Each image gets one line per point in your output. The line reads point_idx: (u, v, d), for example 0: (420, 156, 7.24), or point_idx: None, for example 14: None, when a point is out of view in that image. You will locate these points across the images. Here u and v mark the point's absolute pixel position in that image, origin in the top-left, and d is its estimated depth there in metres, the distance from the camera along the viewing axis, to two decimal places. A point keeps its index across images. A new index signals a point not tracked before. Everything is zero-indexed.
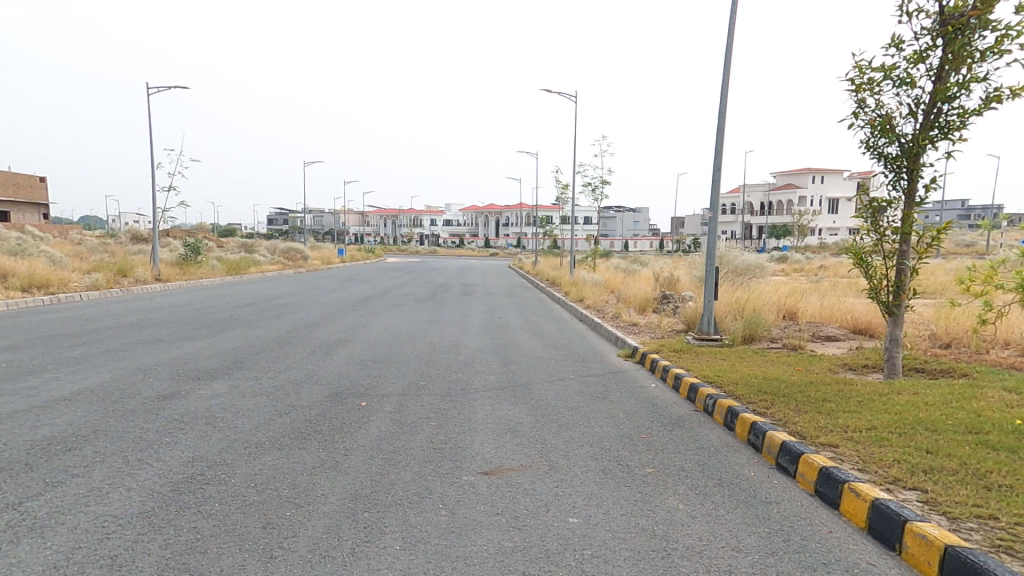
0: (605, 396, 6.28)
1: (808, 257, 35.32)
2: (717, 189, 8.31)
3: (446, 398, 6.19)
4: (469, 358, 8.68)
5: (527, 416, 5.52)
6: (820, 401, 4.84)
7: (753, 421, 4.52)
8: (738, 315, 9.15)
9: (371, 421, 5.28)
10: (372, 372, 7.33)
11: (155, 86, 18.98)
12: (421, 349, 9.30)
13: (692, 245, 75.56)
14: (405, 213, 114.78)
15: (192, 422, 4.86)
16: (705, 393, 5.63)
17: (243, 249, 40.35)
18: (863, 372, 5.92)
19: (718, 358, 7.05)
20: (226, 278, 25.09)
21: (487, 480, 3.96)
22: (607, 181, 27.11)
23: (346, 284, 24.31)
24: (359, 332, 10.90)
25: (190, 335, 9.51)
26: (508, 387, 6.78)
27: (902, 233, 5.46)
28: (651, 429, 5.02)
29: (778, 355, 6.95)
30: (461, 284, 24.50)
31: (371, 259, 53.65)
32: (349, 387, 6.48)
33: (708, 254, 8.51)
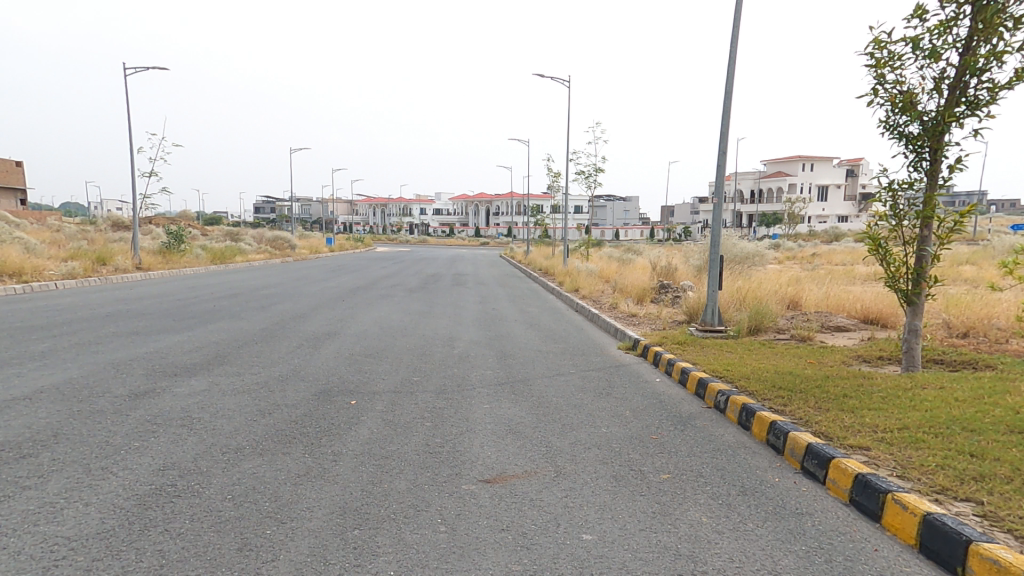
0: (609, 392, 5.96)
1: (799, 244, 35.46)
2: (722, 175, 7.94)
3: (441, 396, 5.83)
4: (464, 351, 8.32)
5: (528, 415, 5.19)
6: (841, 397, 4.55)
7: (773, 420, 4.21)
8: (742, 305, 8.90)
9: (362, 421, 4.92)
10: (362, 368, 6.95)
11: (130, 67, 18.24)
12: (414, 343, 8.92)
13: (683, 233, 75.68)
14: (394, 202, 113.62)
15: (165, 423, 4.45)
16: (715, 389, 5.32)
17: (229, 238, 39.46)
18: (878, 364, 5.67)
19: (724, 351, 6.78)
20: (210, 268, 24.36)
21: (490, 489, 3.60)
22: (600, 168, 26.84)
23: (335, 274, 23.75)
24: (348, 323, 10.48)
25: (170, 328, 9.02)
26: (507, 382, 6.45)
27: (923, 217, 5.15)
28: (662, 429, 4.69)
29: (787, 347, 6.67)
30: (452, 274, 24.08)
31: (360, 248, 52.84)
32: (338, 384, 6.11)
33: (713, 242, 8.19)
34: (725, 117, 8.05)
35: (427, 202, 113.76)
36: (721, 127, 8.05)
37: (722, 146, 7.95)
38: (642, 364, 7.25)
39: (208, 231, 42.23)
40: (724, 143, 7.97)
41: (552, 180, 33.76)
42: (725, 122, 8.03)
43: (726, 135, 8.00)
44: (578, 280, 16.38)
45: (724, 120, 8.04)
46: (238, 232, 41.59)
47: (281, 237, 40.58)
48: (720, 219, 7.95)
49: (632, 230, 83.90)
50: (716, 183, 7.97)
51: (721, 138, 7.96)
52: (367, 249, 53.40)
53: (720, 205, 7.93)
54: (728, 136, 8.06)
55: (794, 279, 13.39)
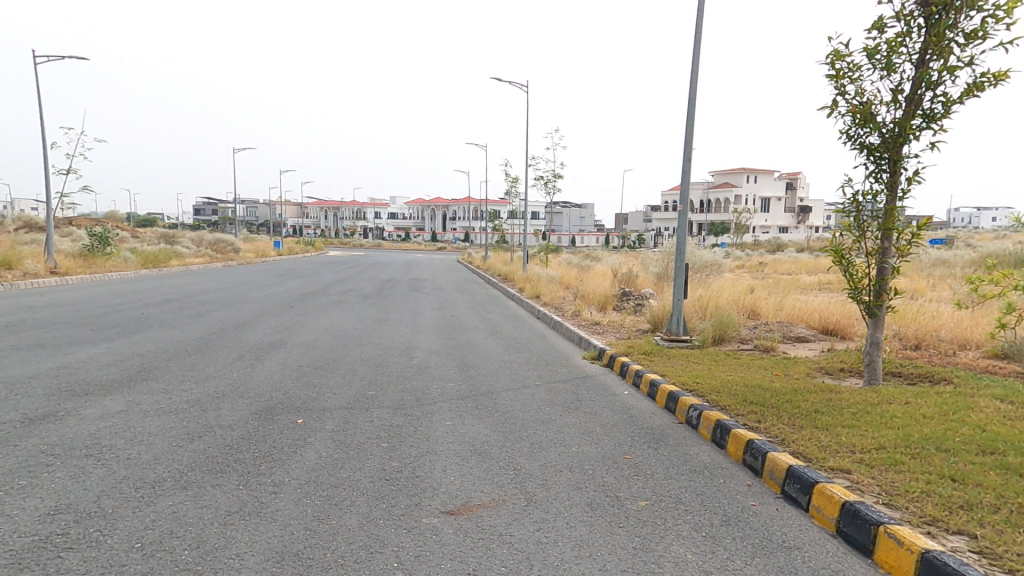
0: (577, 407, 5.70)
1: (746, 253, 36.97)
2: (686, 184, 7.88)
3: (399, 413, 5.36)
4: (423, 362, 7.86)
5: (493, 434, 4.83)
6: (813, 411, 4.45)
7: (749, 439, 4.04)
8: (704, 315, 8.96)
9: (309, 441, 4.39)
10: (309, 381, 6.36)
11: (49, 53, 16.69)
12: (368, 353, 8.36)
13: (637, 241, 77.59)
14: (348, 205, 110.57)
15: (67, 453, 3.79)
16: (687, 403, 5.17)
17: (164, 240, 36.93)
18: (840, 376, 5.69)
19: (692, 363, 6.76)
20: (141, 272, 22.55)
21: (453, 523, 3.20)
22: (558, 175, 26.98)
23: (282, 279, 22.53)
24: (296, 333, 9.77)
25: (87, 338, 8.07)
26: (469, 397, 6.07)
27: (885, 229, 5.17)
28: (635, 448, 4.44)
29: (752, 358, 6.65)
30: (408, 280, 23.37)
31: (310, 252, 50.87)
32: (282, 399, 5.53)
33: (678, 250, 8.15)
34: (687, 126, 8.01)
35: (382, 205, 111.43)
36: (685, 136, 8.01)
37: (686, 155, 7.89)
38: (609, 377, 7.05)
39: (141, 232, 39.43)
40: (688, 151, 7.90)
41: (509, 185, 33.66)
42: (688, 131, 7.99)
43: (689, 144, 7.96)
44: (538, 286, 16.19)
45: (687, 128, 8.00)
46: (174, 234, 39.03)
47: (224, 239, 38.40)
48: (685, 228, 7.89)
49: (588, 237, 85.26)
50: (681, 191, 7.90)
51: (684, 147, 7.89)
52: (318, 253, 51.48)
53: (685, 214, 7.87)
54: (691, 145, 8.02)
55: (749, 287, 13.69)
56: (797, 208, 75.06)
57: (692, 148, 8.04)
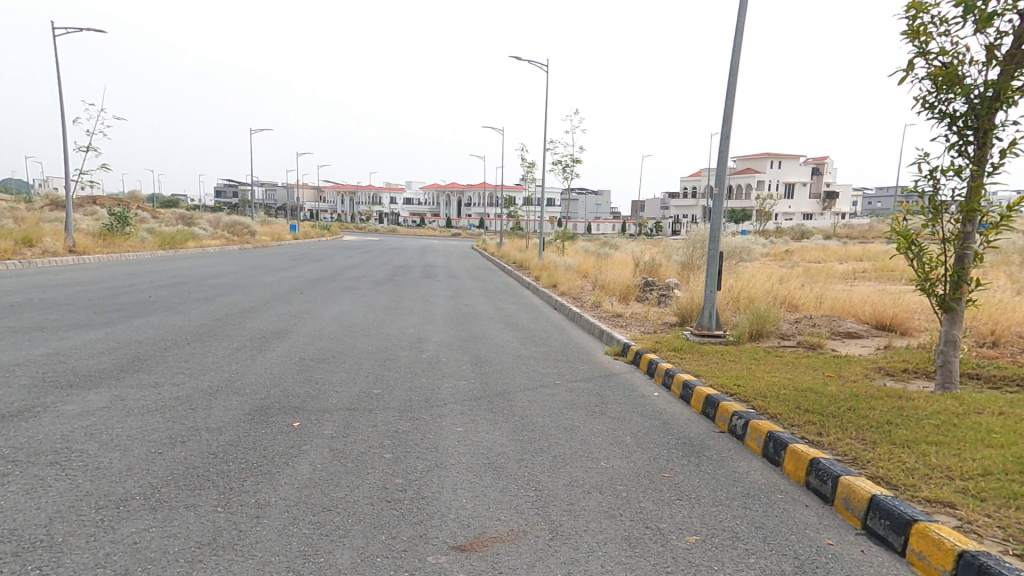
0: (603, 412, 5.13)
1: (768, 242, 35.84)
2: (723, 163, 7.15)
3: (405, 417, 4.84)
4: (434, 357, 7.33)
5: (511, 443, 4.29)
6: (885, 423, 3.81)
7: (813, 457, 3.42)
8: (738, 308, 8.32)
9: (303, 448, 3.89)
10: (312, 377, 5.86)
11: (61, 29, 16.41)
12: (377, 345, 7.87)
13: (654, 229, 76.29)
14: (363, 190, 110.45)
15: (29, 460, 3.32)
16: (729, 410, 4.55)
17: (181, 222, 36.94)
18: (904, 378, 5.03)
19: (728, 361, 6.12)
20: (155, 253, 22.41)
21: (465, 564, 2.66)
22: (577, 159, 26.22)
23: (295, 263, 22.19)
24: (304, 320, 9.32)
25: (87, 322, 7.69)
26: (484, 397, 5.54)
27: (968, 211, 4.43)
28: (675, 464, 3.86)
29: (797, 357, 6.01)
30: (422, 266, 22.94)
31: (326, 237, 50.74)
32: (280, 396, 5.06)
33: (712, 237, 7.46)
34: (728, 100, 7.26)
35: (397, 191, 111.20)
36: (724, 111, 7.26)
37: (725, 132, 7.15)
38: (635, 376, 6.45)
39: (160, 214, 39.50)
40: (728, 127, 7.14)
41: (527, 170, 32.95)
42: (728, 105, 7.24)
43: (729, 120, 7.21)
44: (556, 275, 15.57)
45: (728, 102, 7.25)
46: (192, 216, 39.04)
47: (239, 222, 38.29)
48: (721, 212, 7.18)
49: (605, 224, 84.07)
50: (716, 171, 7.19)
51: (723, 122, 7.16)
52: (334, 238, 51.34)
53: (721, 197, 7.16)
54: (730, 121, 7.27)
55: (780, 276, 12.96)
56: (821, 195, 72.89)
57: (732, 125, 7.30)
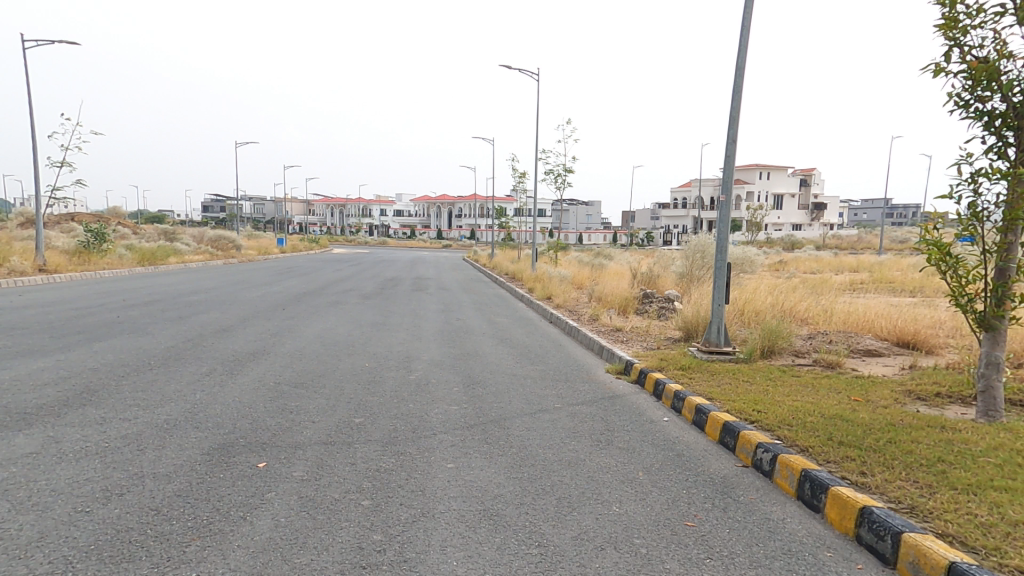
0: (610, 442, 4.62)
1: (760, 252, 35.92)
2: (730, 169, 6.72)
3: (388, 452, 4.28)
4: (423, 379, 6.77)
5: (508, 484, 3.75)
6: (937, 462, 3.34)
7: (865, 506, 2.92)
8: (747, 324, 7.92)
9: (266, 496, 3.32)
10: (285, 405, 5.29)
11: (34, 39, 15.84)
12: (360, 366, 7.29)
13: (646, 239, 76.44)
14: (353, 202, 109.85)
15: None
16: (752, 441, 4.04)
17: (165, 236, 36.10)
18: (938, 404, 4.58)
19: (742, 382, 5.63)
20: (134, 269, 21.62)
21: None
22: (570, 169, 25.96)
23: (279, 278, 21.51)
24: (283, 340, 8.74)
25: (42, 347, 7.05)
26: (476, 426, 5.01)
27: (1011, 220, 4.00)
28: (699, 509, 3.34)
29: (816, 378, 5.54)
30: (412, 278, 22.38)
31: (314, 250, 49.99)
32: (247, 429, 4.50)
33: (719, 247, 7.01)
34: (734, 102, 6.83)
35: (388, 203, 110.82)
36: (730, 114, 6.83)
37: (732, 136, 6.71)
38: (641, 398, 5.95)
39: (142, 229, 38.62)
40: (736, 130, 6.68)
41: (517, 181, 32.62)
42: (735, 107, 6.81)
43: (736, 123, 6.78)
44: (550, 287, 15.14)
45: (734, 104, 6.81)
46: (175, 230, 38.20)
47: (224, 236, 37.51)
48: (728, 222, 6.75)
49: (596, 235, 84.11)
50: (724, 178, 6.76)
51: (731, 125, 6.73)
52: (323, 251, 50.60)
53: (729, 205, 6.72)
54: (736, 124, 6.85)
55: (782, 288, 12.61)
56: (810, 204, 73.50)
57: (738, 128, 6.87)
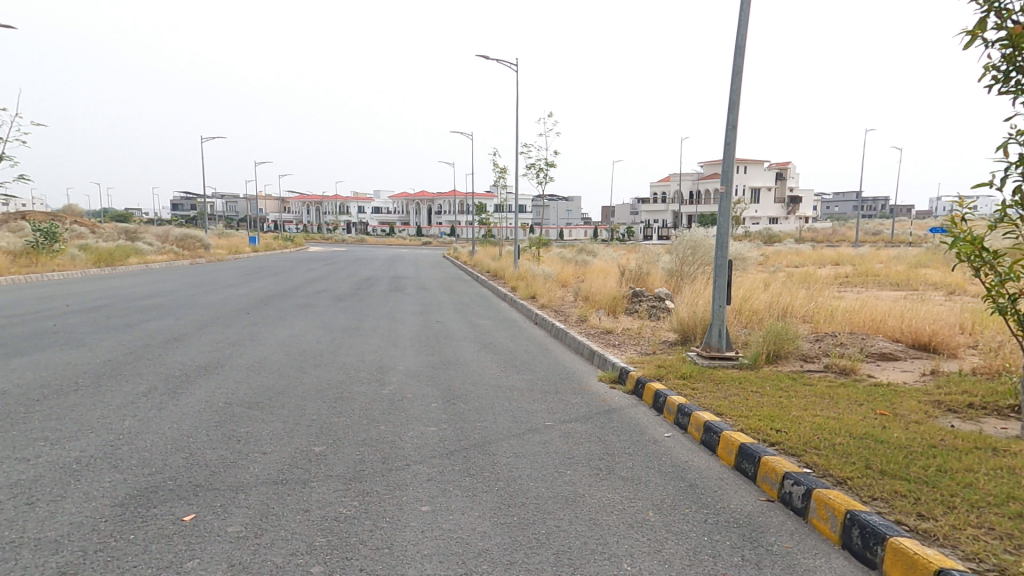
0: (612, 470, 3.99)
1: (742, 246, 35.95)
2: (731, 158, 6.13)
3: (350, 493, 3.58)
4: (397, 393, 6.08)
5: (493, 535, 3.09)
6: (1008, 500, 2.79)
7: (941, 569, 2.34)
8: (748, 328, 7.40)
9: (185, 569, 2.62)
10: (233, 432, 4.55)
11: None
12: (327, 379, 6.55)
13: (627, 234, 76.52)
14: (329, 199, 107.54)
15: None
16: (776, 469, 3.44)
17: (127, 235, 34.40)
18: (975, 417, 4.07)
19: (752, 393, 5.05)
20: (89, 271, 20.29)
21: None
22: (552, 164, 25.35)
23: (248, 279, 20.45)
24: (243, 349, 7.93)
25: None
26: (457, 454, 4.34)
27: None
28: (727, 566, 2.73)
29: (831, 388, 4.92)
30: (390, 277, 21.56)
31: (288, 248, 48.47)
32: (179, 469, 3.74)
33: (720, 243, 6.42)
34: (735, 82, 6.22)
35: (365, 200, 108.92)
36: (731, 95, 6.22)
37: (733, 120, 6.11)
38: (643, 415, 5.35)
39: (103, 228, 36.81)
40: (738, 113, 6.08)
41: (497, 176, 31.90)
42: (736, 88, 6.20)
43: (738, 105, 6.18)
44: (534, 285, 14.59)
45: (735, 85, 6.21)
46: (139, 229, 36.48)
47: (191, 235, 35.91)
48: (729, 215, 6.18)
49: (577, 231, 83.97)
50: (724, 167, 6.16)
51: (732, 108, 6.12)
52: (298, 249, 49.20)
53: (730, 198, 6.15)
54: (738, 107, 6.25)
55: (774, 284, 12.21)
56: (786, 199, 74.60)
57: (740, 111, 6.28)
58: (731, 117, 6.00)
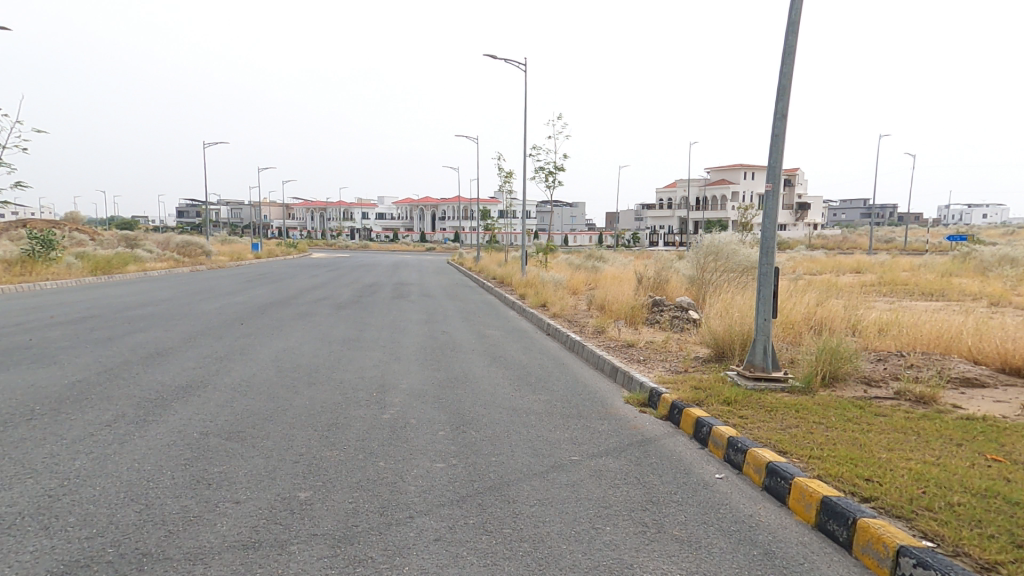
0: (661, 527, 3.23)
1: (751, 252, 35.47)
2: (779, 152, 5.42)
3: (339, 561, 2.85)
4: (400, 419, 5.36)
5: None
6: None
7: None
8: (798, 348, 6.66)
9: None
10: (204, 472, 3.83)
11: None
12: (321, 401, 5.84)
13: (633, 240, 76.00)
14: (333, 205, 107.48)
15: None
16: (884, 539, 2.68)
17: (129, 241, 34.02)
18: None
19: (815, 423, 4.28)
20: (85, 279, 19.74)
21: None
22: (560, 168, 24.80)
23: (248, 286, 19.85)
24: (232, 365, 7.24)
25: None
26: (470, 503, 3.60)
27: None
28: None
29: (913, 419, 4.15)
30: (394, 284, 20.93)
31: (292, 254, 48.02)
32: (128, 528, 3.02)
33: (764, 247, 5.67)
34: (785, 66, 5.48)
35: (370, 206, 108.99)
36: (781, 79, 5.47)
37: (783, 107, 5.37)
38: (686, 449, 4.55)
39: (104, 234, 36.40)
40: (788, 100, 5.37)
41: (503, 179, 31.26)
42: (786, 72, 5.46)
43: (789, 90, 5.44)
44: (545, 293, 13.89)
45: (785, 68, 5.47)
46: (140, 235, 36.06)
47: (193, 241, 35.48)
48: (776, 217, 5.48)
49: (581, 236, 83.35)
50: (769, 163, 5.47)
51: (782, 93, 5.38)
52: (302, 255, 48.84)
53: (777, 197, 5.45)
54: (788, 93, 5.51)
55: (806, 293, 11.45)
56: (793, 203, 73.81)
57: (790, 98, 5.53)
58: (779, 104, 5.28)
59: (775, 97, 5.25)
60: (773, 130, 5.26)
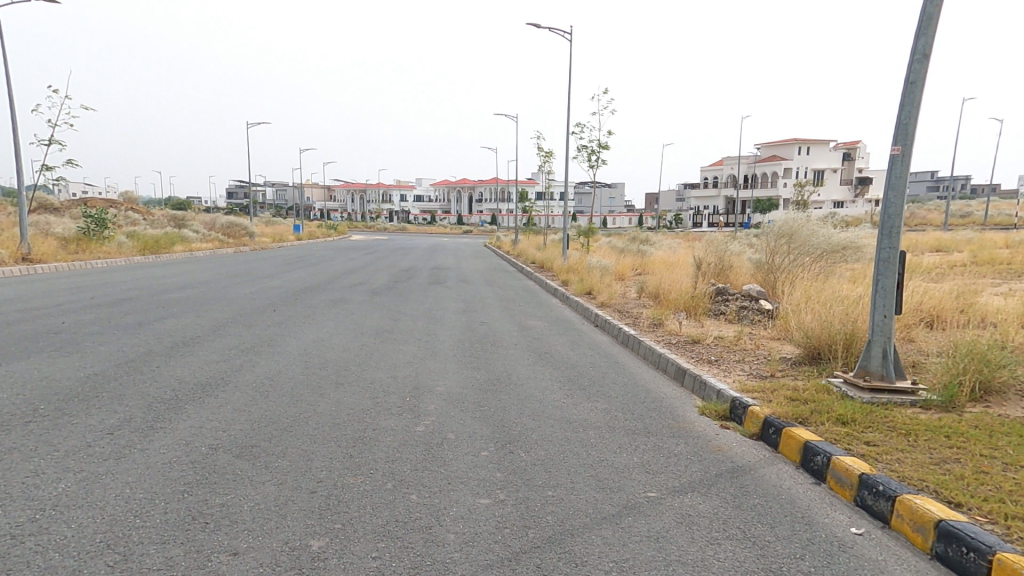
0: None
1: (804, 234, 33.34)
2: (915, 103, 4.35)
3: None
4: (436, 432, 4.63)
5: None
6: None
7: None
8: (926, 351, 5.53)
9: None
10: (205, 503, 3.17)
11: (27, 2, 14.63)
12: (349, 407, 5.18)
13: (674, 221, 73.43)
14: (371, 188, 108.60)
15: None
16: None
17: (176, 224, 34.90)
18: None
19: (983, 459, 3.23)
20: (131, 259, 20.04)
21: None
22: (604, 146, 23.58)
23: (286, 269, 19.69)
24: (257, 360, 6.70)
25: None
26: (528, 561, 2.79)
27: None
28: None
29: None
30: (431, 268, 20.38)
31: (331, 237, 48.58)
32: None
33: (883, 224, 4.53)
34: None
35: (407, 189, 109.60)
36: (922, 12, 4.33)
37: (925, 46, 4.28)
38: (797, 485, 3.53)
39: (154, 215, 37.53)
40: (930, 39, 4.29)
41: (543, 160, 30.12)
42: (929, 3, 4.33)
43: (932, 25, 4.30)
44: (590, 279, 12.92)
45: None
46: (187, 217, 36.93)
47: (236, 223, 36.09)
48: (905, 186, 4.41)
49: (621, 218, 80.90)
50: (900, 118, 4.41)
51: (925, 30, 4.27)
52: (340, 238, 49.35)
53: (908, 161, 4.38)
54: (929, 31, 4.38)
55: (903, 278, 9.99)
56: (852, 180, 68.98)
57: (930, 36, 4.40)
58: (920, 43, 4.25)
59: (916, 33, 4.23)
60: (912, 76, 4.30)
